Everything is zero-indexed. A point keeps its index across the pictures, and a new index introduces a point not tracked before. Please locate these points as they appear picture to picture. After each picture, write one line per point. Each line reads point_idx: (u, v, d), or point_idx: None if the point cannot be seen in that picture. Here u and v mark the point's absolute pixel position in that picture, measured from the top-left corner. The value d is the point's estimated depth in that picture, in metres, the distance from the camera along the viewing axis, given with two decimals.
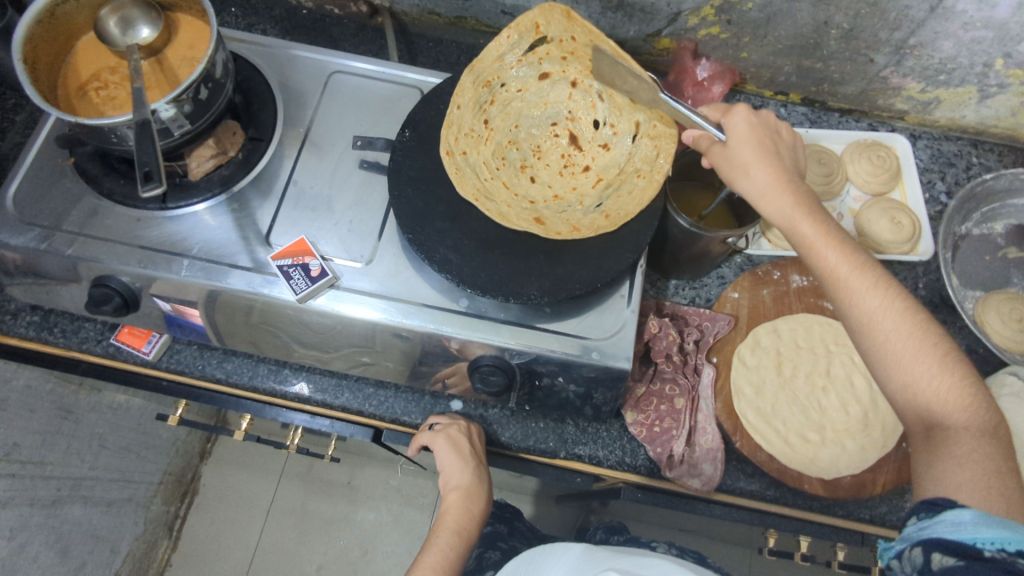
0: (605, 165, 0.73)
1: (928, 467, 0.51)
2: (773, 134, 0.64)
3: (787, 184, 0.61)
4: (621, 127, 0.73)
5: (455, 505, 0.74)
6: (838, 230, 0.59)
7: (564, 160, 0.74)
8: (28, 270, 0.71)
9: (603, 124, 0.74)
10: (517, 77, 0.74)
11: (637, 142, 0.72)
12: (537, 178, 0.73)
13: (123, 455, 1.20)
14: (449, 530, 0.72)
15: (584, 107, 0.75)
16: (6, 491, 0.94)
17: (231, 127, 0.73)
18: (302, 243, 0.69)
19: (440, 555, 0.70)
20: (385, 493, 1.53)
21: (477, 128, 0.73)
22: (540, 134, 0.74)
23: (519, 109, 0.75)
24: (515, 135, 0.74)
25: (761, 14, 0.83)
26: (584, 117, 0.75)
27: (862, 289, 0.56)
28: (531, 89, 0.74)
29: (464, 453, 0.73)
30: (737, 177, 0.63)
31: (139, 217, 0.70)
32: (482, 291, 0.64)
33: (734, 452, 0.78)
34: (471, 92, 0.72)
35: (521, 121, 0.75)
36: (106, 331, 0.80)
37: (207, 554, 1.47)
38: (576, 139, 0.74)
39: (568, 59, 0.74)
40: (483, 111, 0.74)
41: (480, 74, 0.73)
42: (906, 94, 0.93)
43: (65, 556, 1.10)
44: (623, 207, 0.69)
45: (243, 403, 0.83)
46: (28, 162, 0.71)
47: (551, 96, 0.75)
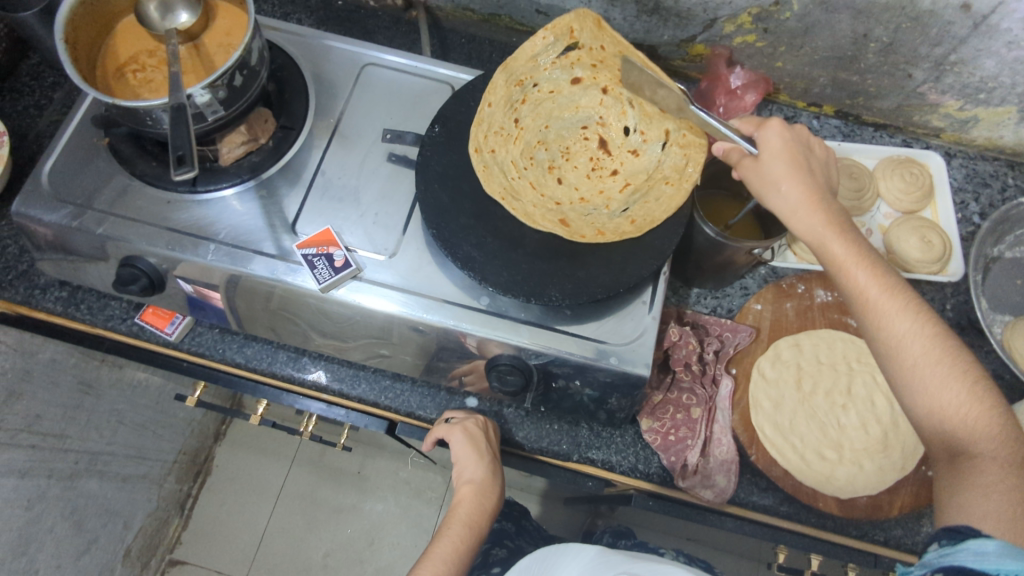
0: (633, 171, 0.73)
1: (951, 495, 0.50)
2: (807, 150, 0.64)
3: (819, 201, 0.61)
4: (651, 135, 0.73)
5: (468, 498, 0.73)
6: (868, 250, 0.59)
7: (592, 163, 0.74)
8: (59, 246, 0.73)
9: (633, 131, 0.73)
10: (550, 78, 0.74)
11: (666, 150, 0.71)
12: (564, 179, 0.73)
13: (140, 432, 1.22)
14: (461, 523, 0.72)
15: (615, 113, 0.74)
16: (26, 461, 0.96)
17: (263, 115, 0.74)
18: (327, 233, 0.69)
19: (450, 547, 0.70)
20: (393, 485, 1.50)
21: (507, 126, 0.73)
22: (569, 136, 0.74)
23: (549, 110, 0.74)
24: (545, 136, 0.74)
25: (799, 24, 0.82)
26: (614, 123, 0.74)
27: (891, 311, 0.56)
28: (563, 92, 0.74)
29: (480, 447, 0.74)
30: (768, 192, 0.62)
31: (169, 200, 0.71)
32: (504, 290, 0.64)
33: (748, 465, 0.77)
34: (503, 91, 0.73)
35: (551, 122, 0.74)
36: (131, 311, 0.81)
37: (218, 533, 1.51)
38: (606, 143, 0.74)
39: (597, 67, 0.73)
40: (514, 110, 0.73)
41: (513, 73, 0.73)
42: (943, 111, 0.91)
43: (79, 528, 1.12)
44: (649, 213, 0.69)
45: (260, 389, 0.82)
46: (64, 140, 0.72)
47: (583, 100, 0.74)
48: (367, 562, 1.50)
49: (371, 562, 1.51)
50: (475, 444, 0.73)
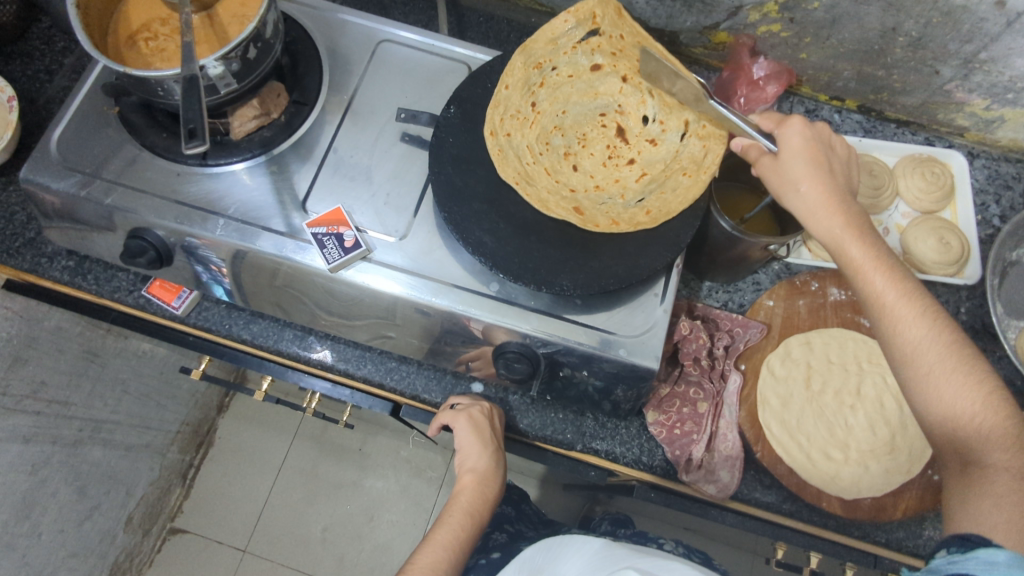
0: (650, 160, 0.71)
1: (961, 503, 0.49)
2: (828, 149, 0.62)
3: (837, 200, 0.59)
4: (670, 124, 0.71)
5: (469, 487, 0.74)
6: (887, 253, 0.58)
7: (609, 150, 0.72)
8: (66, 214, 0.72)
9: (652, 120, 0.72)
10: (569, 62, 0.72)
11: (685, 140, 0.70)
12: (580, 166, 0.71)
13: (143, 401, 1.23)
14: (462, 511, 0.72)
15: (634, 102, 0.72)
16: (30, 427, 0.97)
17: (276, 89, 0.72)
18: (337, 213, 0.68)
19: (451, 533, 0.70)
20: (395, 463, 1.55)
21: (524, 110, 0.72)
22: (586, 122, 0.73)
23: (567, 95, 0.73)
24: (561, 121, 0.73)
25: (826, 15, 0.81)
26: (632, 112, 0.73)
27: (907, 316, 0.55)
28: (581, 77, 0.72)
29: (483, 435, 0.73)
30: (786, 192, 0.61)
31: (179, 172, 0.70)
32: (515, 278, 0.63)
33: (752, 461, 0.77)
34: (521, 73, 0.71)
35: (569, 107, 0.73)
36: (137, 283, 0.80)
37: (216, 504, 1.50)
38: (623, 132, 0.72)
39: (618, 55, 0.72)
40: (531, 94, 0.72)
41: (532, 55, 0.72)
42: (969, 110, 0.89)
43: (82, 494, 1.13)
44: (665, 204, 0.67)
45: (265, 364, 0.83)
46: (75, 108, 0.71)
47: (601, 86, 0.73)
48: (365, 538, 1.49)
49: (370, 538, 1.50)
50: (478, 430, 0.73)
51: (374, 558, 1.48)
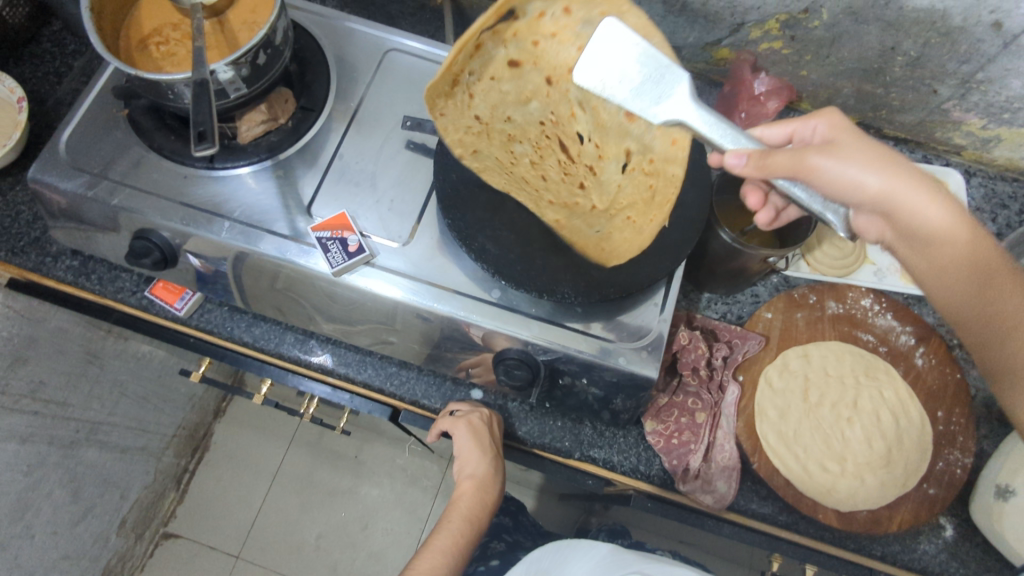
0: (604, 181, 0.63)
1: None
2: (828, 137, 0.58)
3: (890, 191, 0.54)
4: (608, 149, 0.61)
5: (468, 493, 0.74)
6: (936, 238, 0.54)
7: (562, 167, 0.65)
8: (72, 214, 0.72)
9: (592, 133, 0.61)
10: (482, 58, 0.58)
11: (630, 170, 0.60)
12: (540, 195, 0.66)
13: (140, 404, 1.23)
14: (461, 517, 0.73)
15: (568, 113, 0.61)
16: (28, 427, 0.97)
17: (284, 95, 0.74)
18: (342, 217, 0.69)
19: (449, 539, 0.71)
20: (390, 471, 1.53)
21: (472, 127, 0.63)
22: (533, 131, 0.63)
23: (501, 100, 0.61)
24: (508, 126, 0.64)
25: (827, 33, 0.82)
26: (567, 124, 0.62)
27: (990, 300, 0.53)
28: (505, 74, 0.59)
29: (483, 442, 0.73)
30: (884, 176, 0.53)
31: (185, 174, 0.71)
32: (517, 284, 0.64)
33: (749, 473, 0.77)
34: (442, 95, 0.59)
35: (510, 113, 0.62)
36: (141, 284, 0.80)
37: (211, 509, 1.50)
38: (566, 144, 0.63)
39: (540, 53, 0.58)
40: (470, 107, 0.61)
41: (448, 58, 0.55)
42: (966, 129, 0.90)
43: (76, 496, 1.13)
44: (615, 246, 0.64)
45: (266, 367, 0.83)
46: (85, 108, 0.72)
47: (530, 89, 0.61)
48: (359, 545, 1.50)
49: (363, 547, 1.50)
50: (478, 437, 0.72)
51: (368, 565, 1.49)
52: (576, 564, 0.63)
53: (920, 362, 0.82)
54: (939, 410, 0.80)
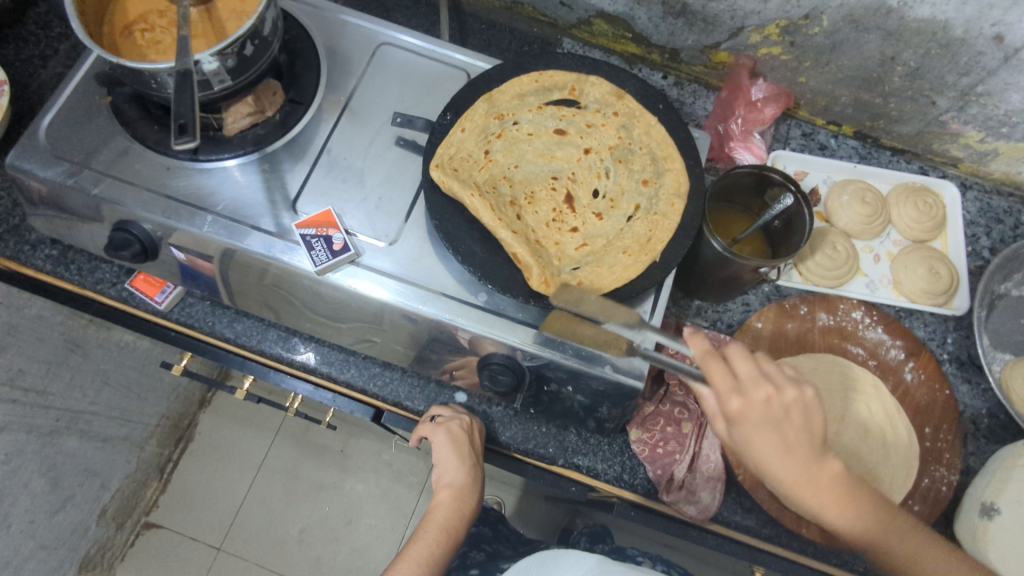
0: (593, 233, 0.69)
1: None
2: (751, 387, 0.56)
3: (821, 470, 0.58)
4: (619, 205, 0.70)
5: (445, 502, 0.74)
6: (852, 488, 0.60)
7: (553, 213, 0.69)
8: (52, 202, 0.71)
9: (603, 195, 0.71)
10: (532, 121, 0.72)
11: (631, 222, 0.68)
12: (522, 217, 0.68)
13: (122, 393, 1.21)
14: (438, 527, 0.72)
15: (589, 175, 0.71)
16: (6, 415, 0.95)
17: (271, 88, 0.72)
18: (327, 215, 0.68)
19: (426, 550, 0.69)
20: (376, 466, 1.53)
21: (476, 155, 0.69)
22: (536, 182, 0.71)
23: (523, 151, 0.71)
24: (512, 174, 0.71)
25: (827, 40, 0.81)
26: (586, 182, 0.71)
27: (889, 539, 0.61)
28: (542, 137, 0.72)
29: (462, 451, 0.72)
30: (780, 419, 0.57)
31: (169, 165, 0.69)
32: (503, 289, 0.63)
33: (735, 483, 0.76)
34: (481, 119, 0.70)
35: (522, 163, 0.71)
36: (121, 276, 0.79)
37: (193, 500, 1.49)
38: (571, 200, 0.70)
39: (591, 129, 0.72)
40: (488, 141, 0.70)
41: (496, 106, 0.71)
42: (964, 142, 0.89)
43: (55, 486, 1.12)
44: (598, 278, 0.64)
45: (247, 364, 0.82)
46: (68, 95, 0.70)
47: (560, 152, 0.72)
48: (343, 540, 1.48)
49: (347, 542, 1.48)
50: (457, 445, 0.72)
51: (351, 561, 1.47)
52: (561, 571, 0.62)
53: (908, 376, 0.82)
54: (927, 425, 0.80)
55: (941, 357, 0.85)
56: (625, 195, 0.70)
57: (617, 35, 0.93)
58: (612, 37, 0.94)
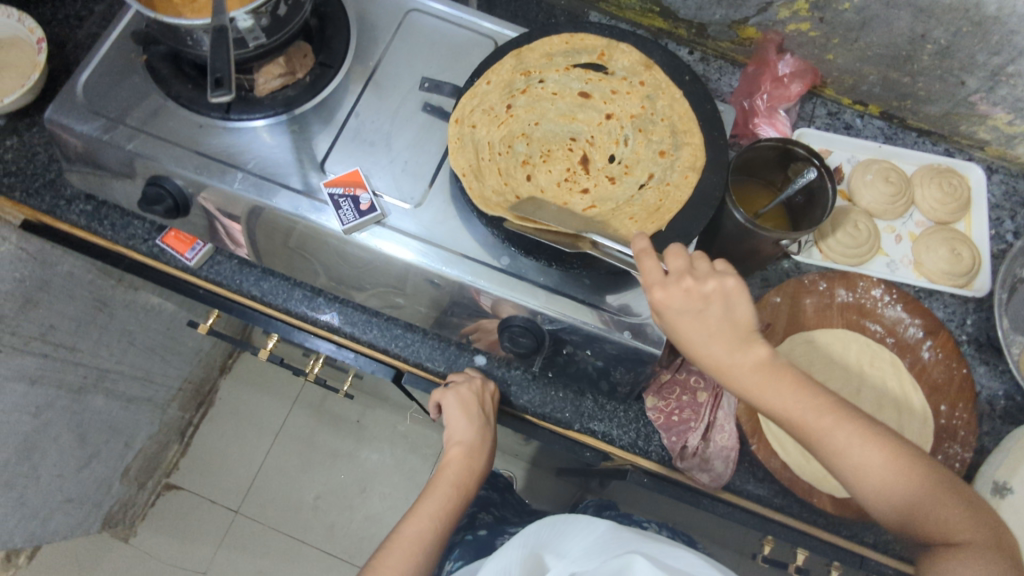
0: (604, 195, 0.69)
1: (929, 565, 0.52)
2: (694, 307, 0.57)
3: (788, 389, 0.57)
4: (633, 172, 0.70)
5: (456, 460, 0.76)
6: (838, 415, 0.56)
7: (566, 173, 0.70)
8: (88, 158, 0.73)
9: (619, 161, 0.71)
10: (558, 81, 0.73)
11: (642, 190, 0.69)
12: (533, 176, 0.69)
13: (147, 355, 1.24)
14: (448, 484, 0.74)
15: (607, 140, 0.72)
16: (38, 369, 0.98)
17: (303, 50, 0.74)
18: (355, 174, 0.69)
19: (438, 505, 0.72)
20: (391, 437, 1.56)
21: (497, 109, 0.71)
22: (554, 140, 0.71)
23: (545, 109, 0.72)
24: (530, 132, 0.71)
25: (857, 17, 0.80)
26: (603, 147, 0.71)
27: (885, 482, 0.55)
28: (566, 98, 0.72)
29: (471, 413, 0.75)
30: (710, 312, 0.57)
31: (201, 123, 0.71)
32: (526, 252, 0.65)
33: (747, 454, 0.77)
34: (506, 74, 0.71)
35: (542, 121, 0.72)
36: (153, 232, 0.81)
37: (212, 463, 1.52)
38: (587, 161, 0.71)
39: (615, 94, 0.72)
40: (511, 96, 0.71)
41: (523, 62, 0.72)
42: (992, 124, 0.89)
43: (81, 442, 1.16)
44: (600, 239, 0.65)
45: (273, 322, 0.84)
46: (104, 52, 0.72)
47: (581, 114, 0.72)
48: (356, 508, 1.51)
49: (360, 509, 1.51)
50: (466, 409, 0.74)
51: (363, 529, 1.49)
52: (577, 542, 0.58)
53: (926, 355, 0.82)
54: (943, 403, 0.79)
55: (959, 338, 0.85)
56: (641, 164, 0.70)
57: (644, 9, 0.93)
58: (639, 11, 0.94)
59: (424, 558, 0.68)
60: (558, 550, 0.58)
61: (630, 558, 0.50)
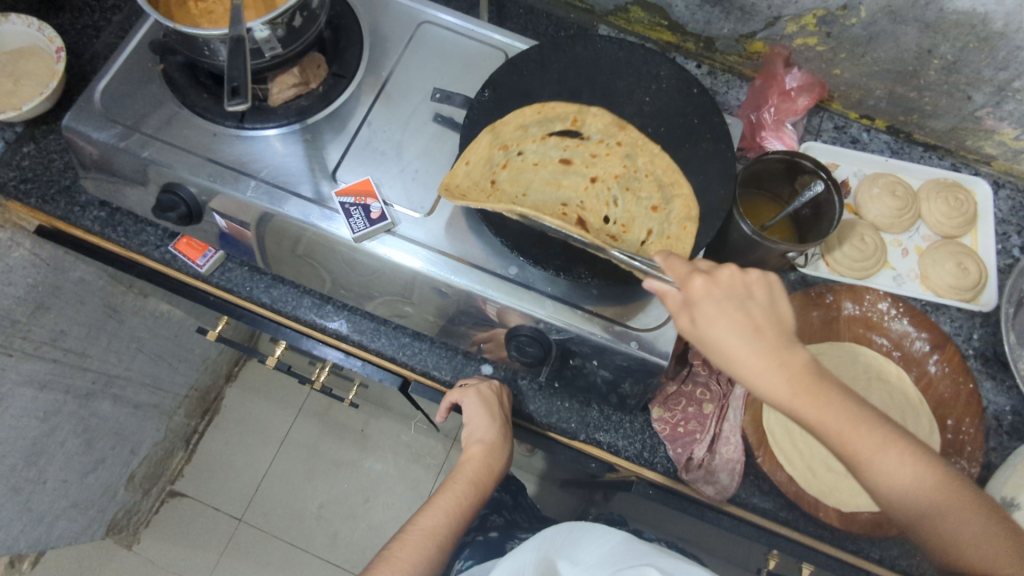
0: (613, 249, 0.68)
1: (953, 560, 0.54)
2: (739, 299, 0.55)
3: (824, 399, 0.53)
4: (630, 231, 0.71)
5: (476, 457, 0.75)
6: (879, 426, 0.54)
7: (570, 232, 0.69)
8: (103, 165, 0.74)
9: (614, 222, 0.72)
10: (536, 152, 0.74)
11: (645, 246, 0.69)
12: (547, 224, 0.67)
13: (155, 361, 1.25)
14: (466, 480, 0.73)
15: (598, 204, 0.73)
16: (47, 374, 0.99)
17: (316, 60, 0.74)
18: (366, 184, 0.70)
19: (454, 501, 0.71)
20: (395, 447, 1.55)
21: (484, 183, 0.69)
22: (548, 207, 0.71)
23: (529, 179, 0.73)
24: (523, 201, 0.71)
25: (864, 32, 0.81)
26: (595, 209, 0.73)
27: (922, 496, 0.54)
28: (547, 167, 0.74)
29: (493, 410, 0.75)
30: (751, 302, 0.55)
31: (215, 132, 0.72)
32: (534, 262, 0.65)
33: (753, 467, 0.77)
34: (485, 150, 0.70)
35: (529, 192, 0.72)
36: (165, 239, 0.82)
37: (216, 471, 1.53)
38: (585, 223, 0.71)
39: (596, 159, 0.74)
40: (495, 170, 0.71)
41: (500, 137, 0.71)
42: (998, 139, 0.89)
43: (88, 447, 1.16)
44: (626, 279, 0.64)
45: (281, 330, 0.85)
46: (121, 61, 0.73)
47: (565, 180, 0.74)
48: (360, 518, 1.50)
49: (364, 519, 1.50)
50: (489, 407, 0.74)
51: (366, 539, 1.49)
52: (592, 552, 0.58)
53: (933, 369, 0.82)
54: (949, 418, 0.80)
55: (966, 352, 0.85)
56: (636, 221, 0.72)
57: (653, 22, 0.94)
58: (648, 24, 0.95)
59: (437, 552, 0.67)
60: (571, 557, 0.58)
61: (644, 569, 0.50)
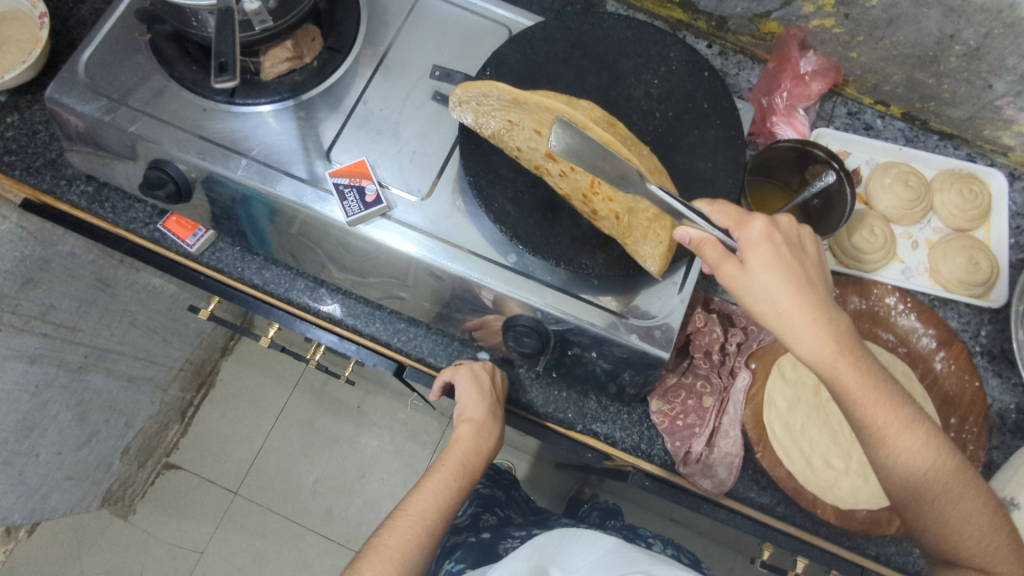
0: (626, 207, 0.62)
1: (931, 526, 0.57)
2: (797, 251, 0.56)
3: (854, 359, 0.55)
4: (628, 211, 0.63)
5: (466, 437, 0.73)
6: (907, 401, 0.57)
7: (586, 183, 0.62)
8: (88, 138, 0.71)
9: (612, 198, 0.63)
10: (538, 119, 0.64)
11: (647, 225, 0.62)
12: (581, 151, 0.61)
13: (148, 335, 1.24)
14: (456, 461, 0.71)
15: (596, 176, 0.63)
16: (38, 348, 0.97)
17: (311, 33, 0.71)
18: (361, 165, 0.67)
19: (443, 484, 0.69)
20: (391, 423, 1.55)
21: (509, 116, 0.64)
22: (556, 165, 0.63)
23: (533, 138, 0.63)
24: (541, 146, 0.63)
25: (884, 14, 0.78)
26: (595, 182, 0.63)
27: (938, 477, 0.56)
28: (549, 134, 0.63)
29: (483, 388, 0.74)
30: (802, 257, 0.56)
31: (205, 107, 0.69)
32: (534, 250, 0.63)
33: (751, 461, 0.76)
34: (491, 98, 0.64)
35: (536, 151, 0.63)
36: (154, 216, 0.80)
37: (212, 444, 1.52)
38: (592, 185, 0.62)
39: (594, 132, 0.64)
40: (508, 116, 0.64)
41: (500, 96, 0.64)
42: (1017, 130, 0.86)
43: (81, 420, 1.15)
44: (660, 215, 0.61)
45: (273, 312, 0.81)
46: (107, 30, 0.70)
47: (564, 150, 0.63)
48: (355, 493, 1.50)
49: (358, 495, 1.50)
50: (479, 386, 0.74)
51: (361, 515, 1.49)
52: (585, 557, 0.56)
53: (938, 366, 0.81)
54: (952, 417, 0.79)
55: (973, 348, 0.83)
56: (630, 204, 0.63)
57: None
58: (657, 1, 0.91)
59: (428, 539, 0.65)
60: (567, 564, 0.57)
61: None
